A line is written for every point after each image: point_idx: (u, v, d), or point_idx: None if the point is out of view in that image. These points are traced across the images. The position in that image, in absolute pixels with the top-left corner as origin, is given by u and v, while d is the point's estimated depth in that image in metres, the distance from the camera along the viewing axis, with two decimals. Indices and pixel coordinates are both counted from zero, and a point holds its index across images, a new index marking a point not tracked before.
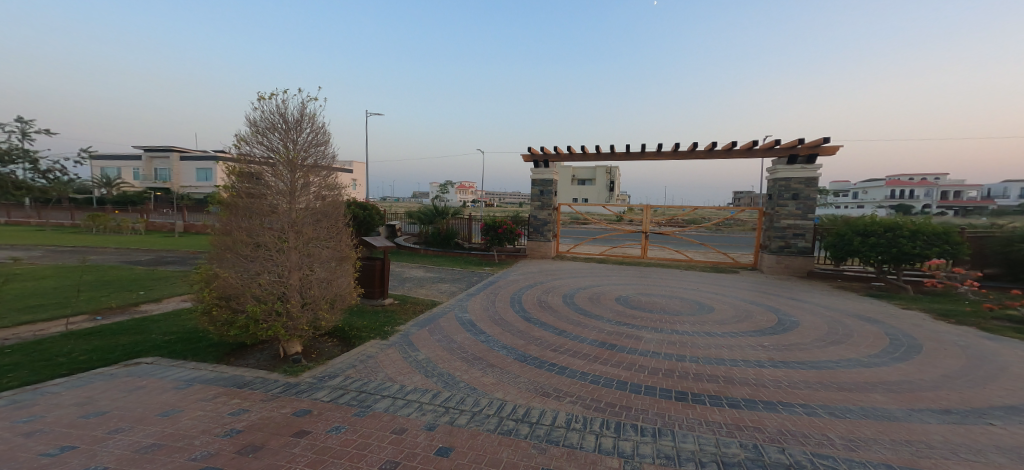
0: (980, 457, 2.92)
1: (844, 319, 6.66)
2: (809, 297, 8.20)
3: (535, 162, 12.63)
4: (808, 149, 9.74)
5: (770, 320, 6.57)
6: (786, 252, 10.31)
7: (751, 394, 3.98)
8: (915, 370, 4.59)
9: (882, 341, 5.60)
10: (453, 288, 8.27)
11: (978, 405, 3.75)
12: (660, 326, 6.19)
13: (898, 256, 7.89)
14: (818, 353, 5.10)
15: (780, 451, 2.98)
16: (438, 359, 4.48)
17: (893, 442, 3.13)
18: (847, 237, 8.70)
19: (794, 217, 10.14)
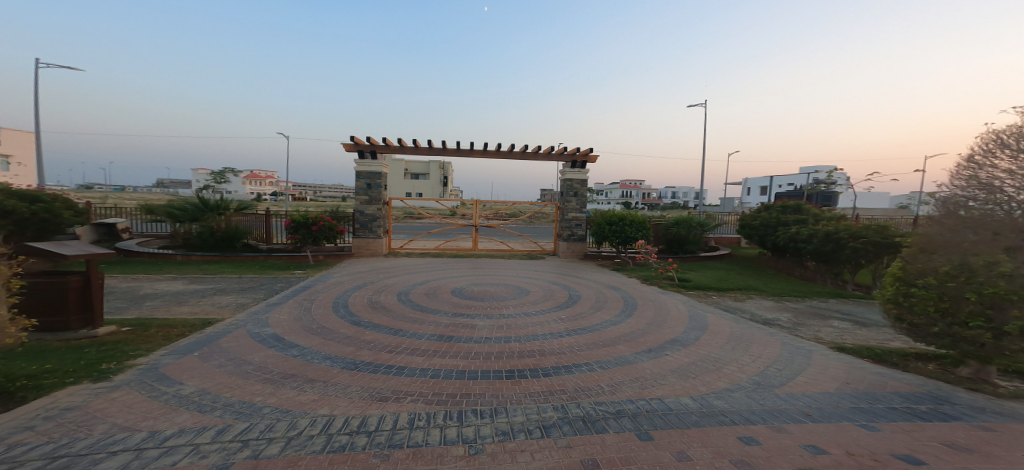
0: (664, 380, 4.22)
1: (603, 288, 8.66)
2: (589, 274, 10.21)
3: (359, 152, 11.52)
4: (583, 156, 12.17)
5: (564, 295, 7.96)
6: (574, 239, 12.61)
7: (558, 362, 4.66)
8: (635, 321, 6.35)
9: (618, 301, 7.57)
10: (245, 301, 6.57)
11: (661, 341, 5.45)
12: (490, 313, 6.57)
13: (627, 239, 11.27)
14: (593, 319, 6.41)
15: (577, 406, 3.61)
16: (219, 389, 3.45)
17: (630, 381, 4.19)
18: (600, 226, 11.69)
19: (577, 211, 12.49)
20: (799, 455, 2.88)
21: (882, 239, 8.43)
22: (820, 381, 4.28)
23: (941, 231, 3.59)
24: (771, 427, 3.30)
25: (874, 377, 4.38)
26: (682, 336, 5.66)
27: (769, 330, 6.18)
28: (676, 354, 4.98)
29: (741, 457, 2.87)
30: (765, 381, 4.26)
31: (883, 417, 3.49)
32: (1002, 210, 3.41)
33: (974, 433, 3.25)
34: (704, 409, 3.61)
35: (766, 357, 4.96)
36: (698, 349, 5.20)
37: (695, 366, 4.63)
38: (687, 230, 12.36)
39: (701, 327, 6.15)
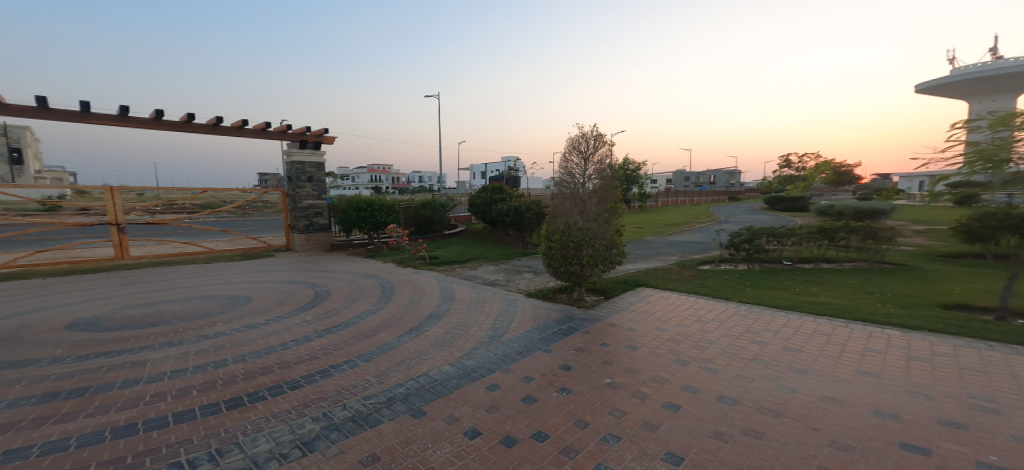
0: (427, 354, 4.43)
1: (357, 279, 8.20)
2: (339, 266, 9.47)
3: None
4: (315, 137, 10.99)
5: (309, 294, 6.99)
6: (312, 229, 11.34)
7: (308, 368, 3.98)
8: (394, 304, 6.41)
9: (374, 289, 7.40)
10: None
11: (418, 318, 5.71)
12: (180, 337, 4.70)
13: (379, 224, 11.15)
14: (349, 312, 5.95)
15: (343, 408, 3.24)
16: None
17: (396, 365, 4.12)
18: (349, 213, 11.07)
19: (313, 197, 11.30)
20: (520, 388, 3.73)
21: (539, 210, 12.19)
22: (523, 323, 5.68)
23: (557, 206, 6.72)
24: (502, 371, 4.09)
25: (542, 311, 6.31)
26: (437, 310, 6.13)
27: (492, 289, 7.67)
28: (434, 328, 5.33)
29: (491, 403, 3.42)
30: (496, 333, 5.21)
31: (554, 340, 5.03)
32: (578, 189, 6.68)
33: (583, 337, 5.19)
34: (459, 370, 4.05)
35: (493, 312, 6.14)
36: (449, 318, 5.79)
37: (446, 334, 5.12)
38: (433, 212, 13.18)
39: (450, 297, 6.96)
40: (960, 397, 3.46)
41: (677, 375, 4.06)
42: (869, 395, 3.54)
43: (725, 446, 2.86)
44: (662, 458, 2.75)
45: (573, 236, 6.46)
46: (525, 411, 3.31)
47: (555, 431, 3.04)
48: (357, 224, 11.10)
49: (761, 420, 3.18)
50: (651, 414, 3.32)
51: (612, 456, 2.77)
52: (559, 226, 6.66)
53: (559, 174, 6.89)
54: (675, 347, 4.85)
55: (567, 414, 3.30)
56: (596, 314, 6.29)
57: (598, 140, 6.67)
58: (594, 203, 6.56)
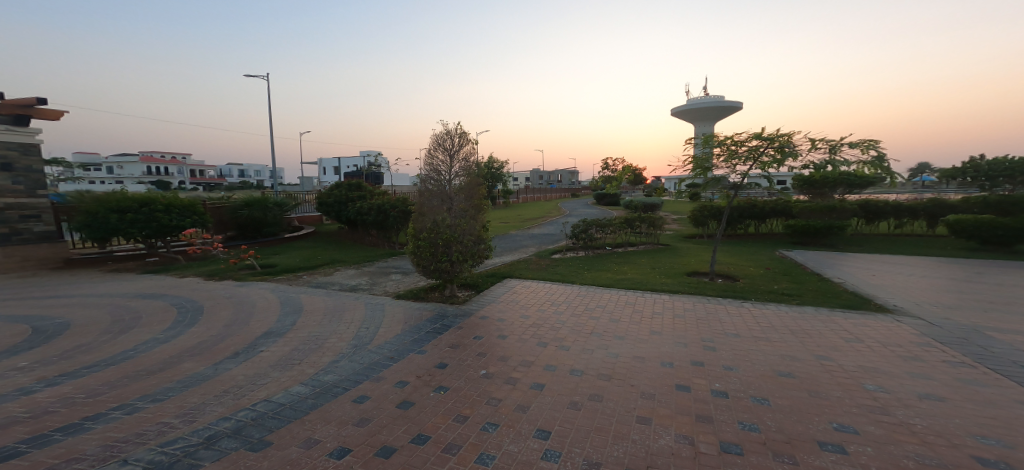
0: (266, 377, 4.00)
1: (126, 302, 6.47)
2: (81, 289, 7.06)
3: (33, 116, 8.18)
4: (16, 107, 8.01)
5: (17, 333, 5.05)
6: (18, 240, 8.02)
7: (34, 429, 2.99)
8: (205, 328, 5.41)
9: (169, 312, 6.03)
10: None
11: (251, 339, 5.04)
12: None
13: (163, 229, 8.55)
14: (115, 347, 4.69)
15: (126, 462, 2.63)
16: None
17: (217, 397, 3.58)
18: (102, 215, 8.16)
19: (14, 194, 8.06)
20: (393, 394, 3.77)
21: (404, 207, 11.91)
22: (393, 327, 5.65)
23: (425, 203, 7.27)
24: (372, 380, 4.04)
25: (414, 311, 6.38)
26: (277, 327, 5.49)
27: (354, 295, 7.27)
28: (273, 347, 4.79)
29: (360, 416, 3.36)
30: (361, 341, 5.05)
31: (428, 340, 5.20)
32: (443, 178, 7.73)
33: (457, 332, 5.50)
34: (314, 389, 3.79)
35: (356, 320, 5.86)
36: (298, 333, 5.28)
37: (294, 352, 4.68)
38: (264, 212, 11.55)
39: (298, 309, 6.28)
40: (710, 344, 5.08)
41: (542, 356, 4.73)
42: (666, 353, 4.82)
43: (580, 413, 3.48)
44: (533, 435, 3.17)
45: (442, 234, 6.52)
46: (402, 417, 3.38)
47: (435, 431, 3.20)
48: (121, 230, 8.26)
49: (602, 385, 3.99)
50: (522, 396, 3.79)
51: (491, 442, 3.06)
52: (428, 224, 6.71)
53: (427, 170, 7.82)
54: (537, 331, 5.62)
55: (446, 411, 3.50)
56: (467, 308, 6.70)
57: (462, 136, 7.75)
58: (458, 199, 7.29)
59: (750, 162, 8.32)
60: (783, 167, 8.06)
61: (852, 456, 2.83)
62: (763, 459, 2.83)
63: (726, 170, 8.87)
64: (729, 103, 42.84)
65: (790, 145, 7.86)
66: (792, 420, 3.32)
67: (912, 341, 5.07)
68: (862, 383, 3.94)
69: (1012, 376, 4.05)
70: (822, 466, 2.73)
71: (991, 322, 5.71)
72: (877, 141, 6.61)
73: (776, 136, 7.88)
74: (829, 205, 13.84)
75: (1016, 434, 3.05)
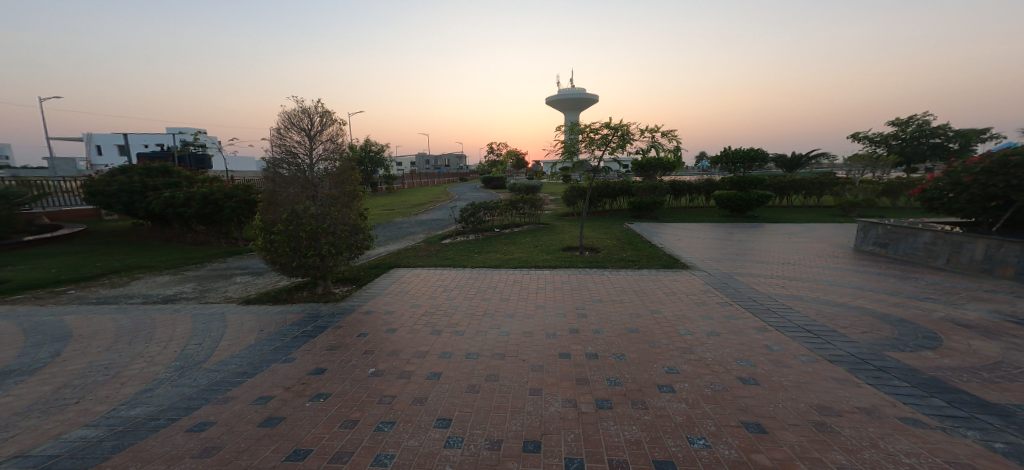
0: (13, 431, 2.94)
1: None
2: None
3: None
4: None
5: None
6: None
7: None
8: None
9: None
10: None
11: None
12: None
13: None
14: None
15: None
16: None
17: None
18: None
19: None
20: (253, 413, 3.14)
21: (247, 196, 9.91)
22: (241, 337, 4.73)
23: (279, 190, 5.75)
24: (216, 403, 3.31)
25: (275, 317, 5.42)
26: (21, 363, 4.06)
27: (173, 307, 5.88)
28: (19, 391, 3.53)
29: (203, 447, 2.73)
30: (192, 360, 4.10)
31: (300, 345, 4.53)
32: (299, 169, 5.95)
33: (336, 333, 4.89)
34: (116, 429, 2.94)
35: (178, 336, 4.74)
36: (66, 366, 4.00)
37: (70, 390, 3.52)
38: None
39: (59, 336, 4.73)
40: (583, 311, 5.51)
41: (436, 345, 4.49)
42: (550, 325, 5.03)
43: (478, 395, 3.38)
44: (434, 426, 2.97)
45: (305, 225, 5.63)
46: (270, 436, 2.85)
47: (318, 443, 2.78)
48: None
49: (496, 365, 3.96)
50: (417, 388, 3.53)
51: (389, 442, 2.78)
52: (284, 213, 5.68)
53: (276, 153, 5.92)
54: (430, 319, 5.35)
55: (329, 420, 3.06)
56: (346, 305, 5.99)
57: (325, 114, 6.08)
58: (328, 187, 6.05)
59: (604, 148, 9.24)
60: (627, 152, 9.15)
61: (678, 393, 3.32)
62: (626, 409, 3.13)
63: (588, 156, 9.66)
64: (587, 96, 47.79)
65: (630, 133, 8.93)
66: (634, 369, 3.78)
67: (701, 290, 6.30)
68: (678, 329, 4.71)
69: (752, 307, 5.35)
70: (661, 406, 3.15)
71: (737, 268, 7.52)
72: (674, 131, 8.00)
73: (621, 126, 8.84)
74: (653, 186, 16.60)
75: (754, 354, 3.98)
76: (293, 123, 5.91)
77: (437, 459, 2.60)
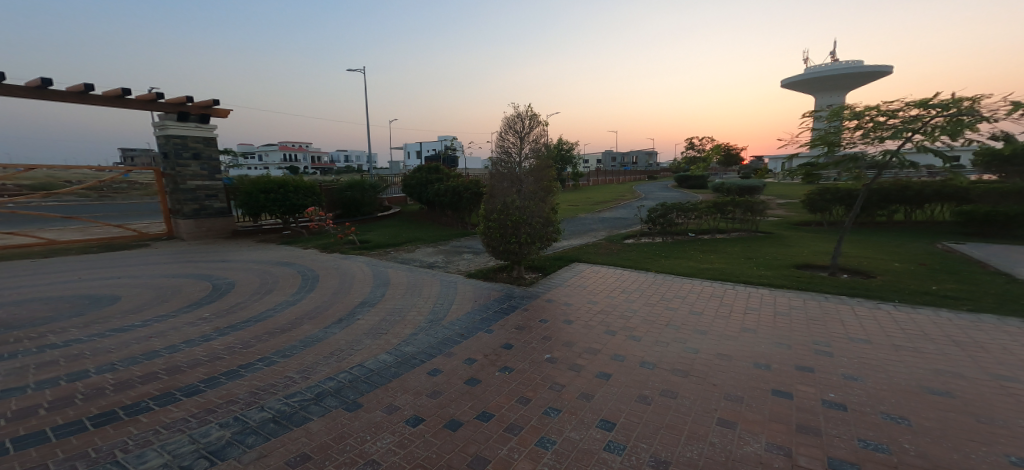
0: (362, 344, 4.02)
1: (269, 268, 7.41)
2: (238, 255, 8.43)
3: (202, 117, 9.97)
4: (198, 108, 9.76)
5: (203, 288, 6.06)
6: (203, 214, 10.07)
7: (210, 371, 3.44)
8: (319, 294, 5.82)
9: (294, 279, 6.66)
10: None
11: (349, 307, 5.21)
12: (35, 346, 3.93)
13: (294, 208, 10.35)
14: (257, 306, 5.24)
15: (261, 410, 2.86)
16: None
17: (326, 357, 3.72)
18: (255, 195, 10.10)
19: (200, 178, 10.03)
20: (461, 370, 3.44)
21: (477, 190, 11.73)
22: (463, 305, 5.37)
23: (495, 186, 6.65)
24: (443, 355, 3.75)
25: (483, 292, 6.00)
26: (369, 297, 5.66)
27: (429, 272, 7.25)
28: (368, 316, 4.87)
29: (432, 388, 3.13)
30: (436, 317, 4.86)
31: (496, 320, 4.74)
32: (511, 167, 6.83)
33: (523, 315, 4.88)
34: (400, 359, 3.69)
35: (432, 296, 5.73)
36: (385, 304, 5.37)
37: (386, 323, 4.64)
38: (361, 194, 12.82)
39: (385, 283, 6.42)
40: (825, 349, 3.57)
41: (607, 345, 3.88)
42: (758, 351, 3.59)
43: (650, 409, 2.76)
44: (596, 425, 2.61)
45: (511, 215, 6.24)
46: (467, 393, 3.04)
47: (499, 410, 2.82)
48: (265, 207, 10.17)
49: (677, 382, 3.10)
50: (585, 384, 3.14)
51: (552, 427, 2.60)
52: (497, 204, 6.45)
53: (496, 153, 6.98)
54: (604, 318, 4.67)
55: (509, 392, 3.06)
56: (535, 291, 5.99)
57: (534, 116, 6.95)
58: (530, 183, 6.61)
59: (906, 140, 4.89)
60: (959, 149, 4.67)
61: None
62: None
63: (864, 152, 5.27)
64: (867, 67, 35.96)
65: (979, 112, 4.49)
66: (941, 446, 2.25)
67: None
68: None
69: None
70: None
71: None
72: None
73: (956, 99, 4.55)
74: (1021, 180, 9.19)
75: None
76: (511, 125, 6.94)
77: (594, 459, 2.29)
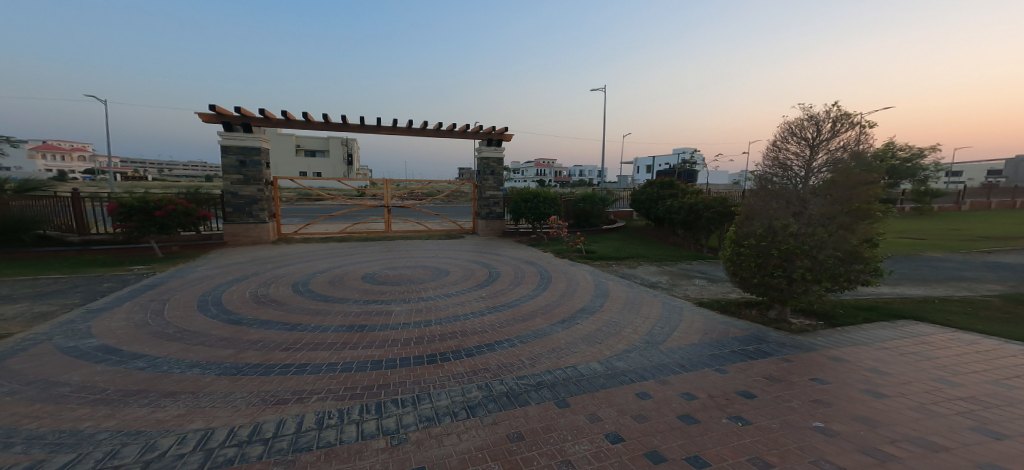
0: (578, 348, 4.20)
1: (519, 264, 8.75)
2: (507, 252, 10.34)
3: (496, 141, 12.66)
4: (499, 135, 12.40)
5: (483, 273, 7.70)
6: (491, 217, 12.95)
7: (479, 340, 4.35)
8: (549, 293, 6.45)
9: (534, 276, 7.66)
10: (48, 308, 4.86)
11: (569, 310, 5.51)
12: (408, 296, 5.93)
13: (541, 215, 12.22)
14: (510, 295, 6.26)
15: (500, 382, 3.41)
16: (16, 422, 2.59)
17: (548, 351, 4.09)
18: (516, 204, 12.40)
19: (494, 189, 12.85)
20: (677, 403, 3.09)
21: (724, 209, 10.38)
22: (687, 334, 4.63)
23: (757, 204, 4.48)
24: (658, 381, 3.47)
25: (717, 325, 4.89)
26: (589, 304, 5.82)
27: (653, 292, 6.74)
28: (585, 322, 5.03)
29: (639, 412, 2.98)
30: (654, 339, 4.48)
31: (731, 360, 3.88)
32: (791, 186, 4.32)
33: (778, 364, 3.76)
34: (616, 370, 3.65)
35: (651, 316, 5.29)
36: (602, 314, 5.37)
37: (601, 332, 4.70)
38: (592, 206, 13.59)
39: (602, 293, 6.48)
40: None
41: (914, 435, 2.64)
42: None
43: None
44: None
45: (780, 243, 4.20)
46: (681, 430, 2.74)
47: (720, 463, 2.42)
48: (522, 214, 12.40)
49: None
50: None
51: None
52: (758, 226, 4.40)
53: (763, 168, 4.56)
54: (921, 397, 3.13)
55: (740, 447, 2.56)
56: (806, 340, 4.39)
57: (841, 117, 4.09)
58: (825, 205, 4.12)
59: None
60: None
61: None
62: None
63: None
64: None
65: None
66: None
67: None
68: None
69: None
70: None
71: None
72: None
73: None
74: None
75: None
76: (791, 133, 4.34)
77: None
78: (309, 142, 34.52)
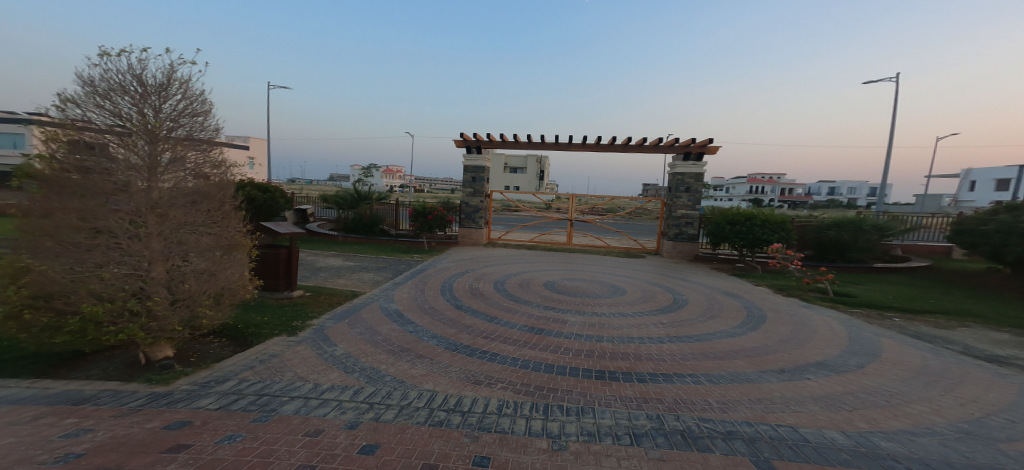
0: (798, 407, 3.42)
1: (715, 294, 7.83)
2: (695, 277, 9.50)
3: (691, 154, 11.70)
4: (699, 148, 11.42)
5: (666, 298, 7.25)
6: (681, 238, 12.03)
7: (654, 368, 4.18)
8: (759, 332, 5.54)
9: (730, 309, 6.78)
10: (378, 277, 7.28)
11: (802, 363, 4.36)
12: (583, 308, 6.23)
13: (755, 241, 10.19)
14: (699, 327, 5.66)
15: (676, 419, 3.17)
16: (358, 354, 4.01)
17: (750, 400, 3.51)
18: (719, 225, 10.91)
19: (687, 207, 11.82)
20: None
21: None
22: None
23: None
24: None
25: None
26: (834, 360, 4.44)
27: (964, 358, 4.60)
28: (822, 380, 3.95)
29: None
30: (961, 427, 3.14)
31: None
32: None
33: None
34: (860, 448, 2.80)
35: (968, 395, 3.65)
36: (853, 373, 4.10)
37: (854, 397, 3.60)
38: (855, 236, 9.92)
39: (861, 349, 4.82)
40: None
41: None
42: None
43: None
44: None
45: None
46: None
47: None
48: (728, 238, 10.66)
49: None
50: None
51: None
52: None
53: None
54: None
55: None
56: None
57: None
58: None
59: None
60: None
61: None
62: None
63: None
64: None
65: None
66: None
67: None
68: None
69: None
70: None
71: None
72: None
73: None
74: None
75: None
76: None
77: None
78: (513, 159, 39.75)
